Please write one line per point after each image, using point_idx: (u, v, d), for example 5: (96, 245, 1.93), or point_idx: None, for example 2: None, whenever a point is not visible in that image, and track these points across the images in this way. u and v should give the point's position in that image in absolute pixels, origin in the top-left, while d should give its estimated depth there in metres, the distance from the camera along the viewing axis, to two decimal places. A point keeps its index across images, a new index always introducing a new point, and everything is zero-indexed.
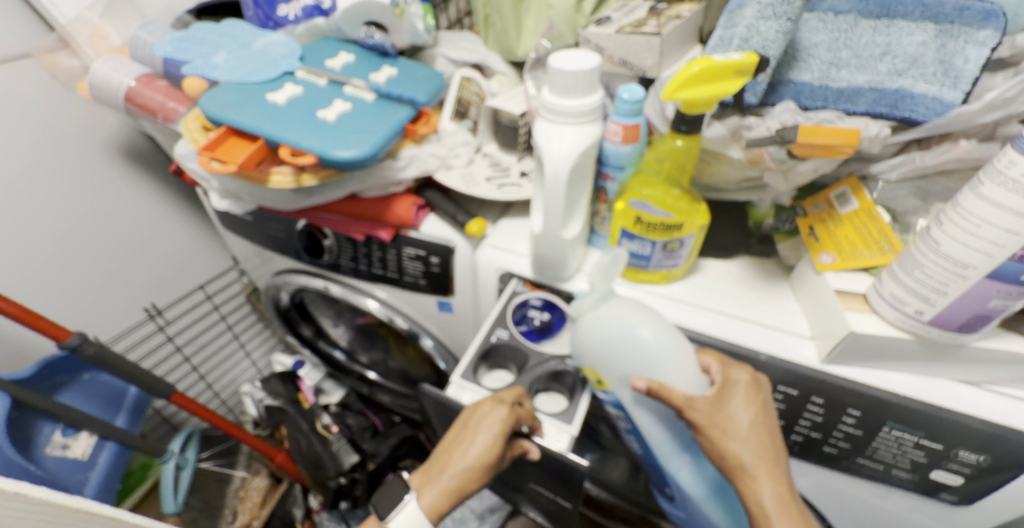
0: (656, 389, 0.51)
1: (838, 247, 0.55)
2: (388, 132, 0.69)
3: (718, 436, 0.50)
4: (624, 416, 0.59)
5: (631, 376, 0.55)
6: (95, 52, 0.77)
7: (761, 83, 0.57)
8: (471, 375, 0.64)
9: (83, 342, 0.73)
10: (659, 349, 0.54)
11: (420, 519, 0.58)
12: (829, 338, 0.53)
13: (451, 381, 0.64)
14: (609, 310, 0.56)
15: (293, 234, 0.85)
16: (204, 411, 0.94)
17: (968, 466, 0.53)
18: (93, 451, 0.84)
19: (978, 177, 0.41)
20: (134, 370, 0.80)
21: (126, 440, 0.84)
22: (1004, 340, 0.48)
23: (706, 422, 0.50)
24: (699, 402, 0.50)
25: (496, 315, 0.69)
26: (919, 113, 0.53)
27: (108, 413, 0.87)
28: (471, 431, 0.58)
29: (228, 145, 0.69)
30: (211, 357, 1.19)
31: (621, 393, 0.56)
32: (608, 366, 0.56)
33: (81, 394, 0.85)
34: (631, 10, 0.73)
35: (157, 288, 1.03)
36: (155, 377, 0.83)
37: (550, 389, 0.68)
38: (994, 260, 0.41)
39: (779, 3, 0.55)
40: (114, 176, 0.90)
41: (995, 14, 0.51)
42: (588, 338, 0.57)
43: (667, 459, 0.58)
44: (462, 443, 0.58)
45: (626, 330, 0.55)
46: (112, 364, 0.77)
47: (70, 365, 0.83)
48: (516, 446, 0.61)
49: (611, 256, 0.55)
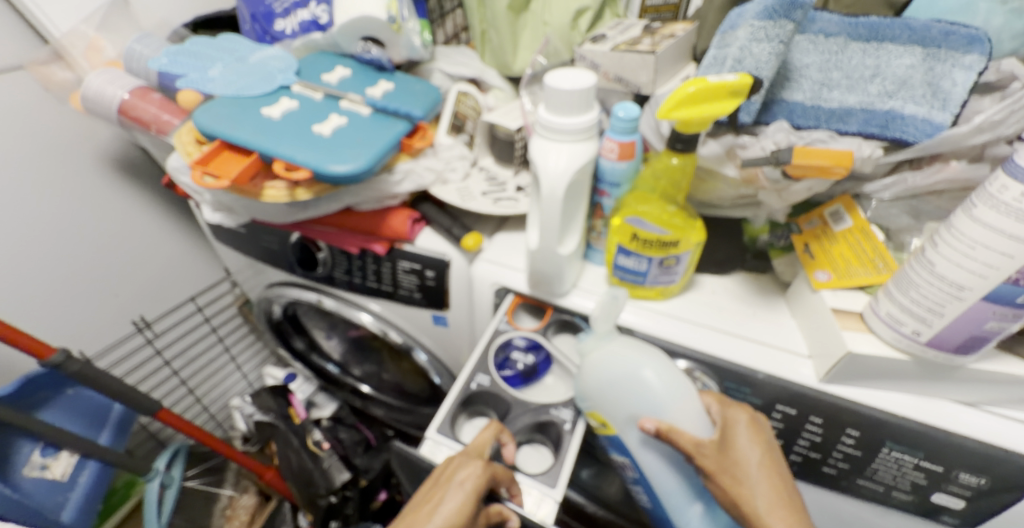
0: (666, 430, 0.51)
1: (832, 264, 0.56)
2: (383, 147, 0.69)
3: (729, 483, 0.51)
4: (630, 463, 0.60)
5: (635, 418, 0.56)
6: (90, 65, 0.76)
7: (755, 103, 0.58)
8: (447, 429, 0.62)
9: (67, 359, 0.72)
10: (656, 387, 0.55)
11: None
12: (826, 358, 0.53)
13: (427, 435, 0.62)
14: (615, 345, 0.59)
15: (287, 247, 0.85)
16: (207, 436, 0.95)
17: (968, 487, 0.53)
18: (74, 471, 0.83)
19: (971, 200, 0.42)
20: (119, 387, 0.79)
21: (109, 459, 0.82)
22: (1002, 362, 0.48)
23: (716, 468, 0.51)
24: (708, 447, 0.51)
25: (478, 359, 0.68)
26: (910, 134, 0.54)
27: (91, 431, 0.85)
28: (441, 492, 0.54)
29: (221, 159, 0.69)
30: (201, 370, 1.18)
31: (627, 436, 0.57)
32: (610, 408, 0.57)
33: (65, 413, 0.83)
34: (626, 28, 0.74)
35: (146, 298, 1.02)
36: (140, 393, 0.82)
37: (534, 439, 0.67)
38: (988, 281, 0.41)
39: (771, 25, 0.56)
40: (103, 187, 0.89)
41: (980, 39, 0.52)
42: (592, 380, 0.58)
43: (676, 510, 0.58)
44: (431, 506, 0.54)
45: (628, 370, 0.56)
46: (96, 381, 0.76)
47: (53, 380, 0.81)
48: (491, 510, 0.57)
49: (612, 296, 0.60)
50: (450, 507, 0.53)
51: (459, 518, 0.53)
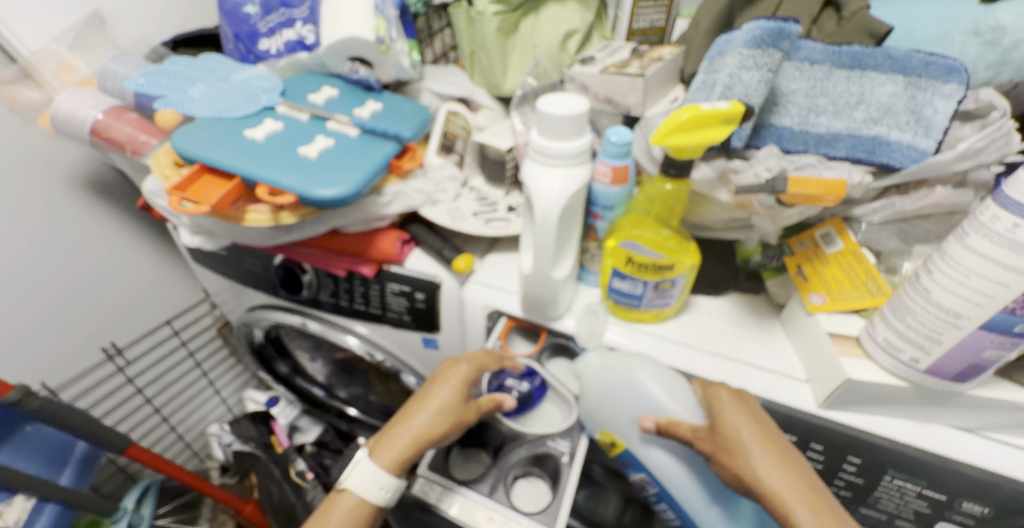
0: (665, 424, 0.55)
1: (826, 287, 0.57)
2: (373, 168, 0.68)
3: (728, 458, 0.53)
4: (650, 480, 0.60)
5: (638, 418, 0.59)
6: (61, 84, 0.73)
7: (746, 129, 0.59)
8: (439, 466, 0.64)
9: (26, 395, 0.68)
10: (650, 387, 0.59)
11: (379, 478, 0.59)
12: (825, 383, 0.54)
13: (419, 474, 0.63)
14: (608, 360, 0.63)
15: (270, 268, 0.82)
16: (182, 474, 0.92)
17: (972, 517, 0.54)
18: (30, 517, 0.75)
19: (963, 228, 0.45)
20: (85, 423, 0.75)
21: (70, 501, 0.78)
22: (1001, 389, 0.50)
23: (713, 449, 0.54)
24: (700, 430, 0.55)
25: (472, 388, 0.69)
26: (896, 159, 0.56)
27: (51, 472, 0.81)
28: (430, 388, 0.64)
29: (201, 183, 0.67)
30: (176, 398, 1.13)
31: (629, 435, 0.60)
32: (611, 412, 0.61)
33: (21, 451, 0.77)
34: (614, 50, 0.74)
35: (116, 322, 0.97)
36: (107, 429, 0.78)
37: (530, 472, 0.69)
38: (985, 310, 0.44)
39: (759, 54, 0.57)
40: (72, 209, 0.85)
41: (958, 69, 0.54)
42: (594, 386, 0.63)
43: (698, 514, 0.58)
44: (423, 398, 0.63)
45: (623, 375, 0.61)
46: (58, 418, 0.72)
47: (9, 418, 0.77)
48: (484, 399, 0.66)
49: (592, 310, 0.68)
50: (438, 398, 0.62)
51: (448, 405, 0.62)
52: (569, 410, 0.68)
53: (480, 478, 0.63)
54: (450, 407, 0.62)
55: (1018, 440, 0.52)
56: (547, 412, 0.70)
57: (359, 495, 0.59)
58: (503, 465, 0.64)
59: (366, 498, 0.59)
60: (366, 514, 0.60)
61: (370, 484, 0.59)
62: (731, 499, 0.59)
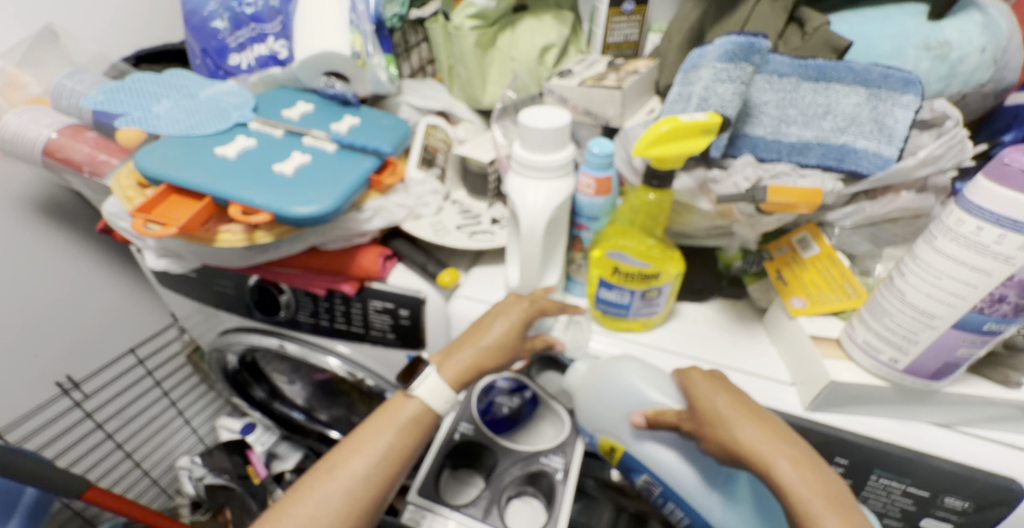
0: (653, 417, 0.57)
1: (805, 290, 0.61)
2: (351, 186, 0.66)
3: (711, 432, 0.53)
4: (654, 479, 0.62)
5: (628, 415, 0.61)
6: (9, 102, 0.69)
7: (723, 139, 0.61)
8: (429, 491, 0.65)
9: None
10: (638, 384, 0.61)
11: (444, 393, 0.59)
12: (811, 385, 0.58)
13: (409, 500, 0.64)
14: (595, 367, 0.65)
15: (244, 289, 0.79)
16: (142, 513, 0.87)
17: (954, 511, 0.58)
18: None
19: (932, 232, 0.48)
20: (39, 470, 0.69)
21: None
22: (973, 385, 0.54)
23: (696, 426, 0.55)
24: (682, 411, 0.56)
25: (461, 408, 0.72)
26: (864, 167, 0.59)
27: None
28: (491, 318, 0.63)
29: (168, 205, 0.63)
30: (140, 432, 1.07)
31: (620, 432, 0.62)
32: (602, 411, 0.64)
33: None
34: (591, 63, 0.76)
35: (69, 356, 0.91)
36: (62, 473, 0.72)
37: (524, 492, 0.70)
38: (957, 310, 0.47)
39: (732, 67, 0.60)
40: (23, 235, 0.80)
41: (913, 81, 0.58)
42: (586, 393, 0.65)
43: (697, 502, 0.59)
44: (478, 331, 0.62)
45: (611, 375, 0.63)
46: (10, 467, 0.66)
47: None
48: (537, 339, 0.65)
49: (575, 321, 0.67)
50: (495, 332, 0.61)
51: (507, 338, 0.61)
52: (560, 425, 0.72)
53: (472, 501, 0.65)
54: (510, 342, 0.61)
55: (989, 432, 0.56)
56: (541, 430, 0.74)
57: (425, 403, 0.59)
58: (496, 486, 0.66)
59: (431, 409, 0.59)
60: (429, 424, 0.60)
61: (436, 398, 0.59)
62: (729, 484, 0.59)
